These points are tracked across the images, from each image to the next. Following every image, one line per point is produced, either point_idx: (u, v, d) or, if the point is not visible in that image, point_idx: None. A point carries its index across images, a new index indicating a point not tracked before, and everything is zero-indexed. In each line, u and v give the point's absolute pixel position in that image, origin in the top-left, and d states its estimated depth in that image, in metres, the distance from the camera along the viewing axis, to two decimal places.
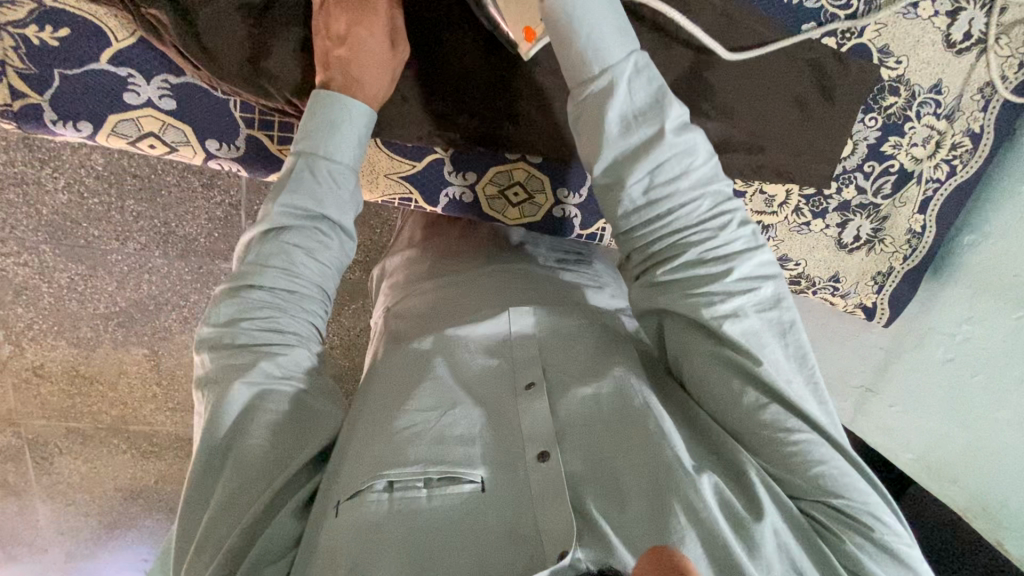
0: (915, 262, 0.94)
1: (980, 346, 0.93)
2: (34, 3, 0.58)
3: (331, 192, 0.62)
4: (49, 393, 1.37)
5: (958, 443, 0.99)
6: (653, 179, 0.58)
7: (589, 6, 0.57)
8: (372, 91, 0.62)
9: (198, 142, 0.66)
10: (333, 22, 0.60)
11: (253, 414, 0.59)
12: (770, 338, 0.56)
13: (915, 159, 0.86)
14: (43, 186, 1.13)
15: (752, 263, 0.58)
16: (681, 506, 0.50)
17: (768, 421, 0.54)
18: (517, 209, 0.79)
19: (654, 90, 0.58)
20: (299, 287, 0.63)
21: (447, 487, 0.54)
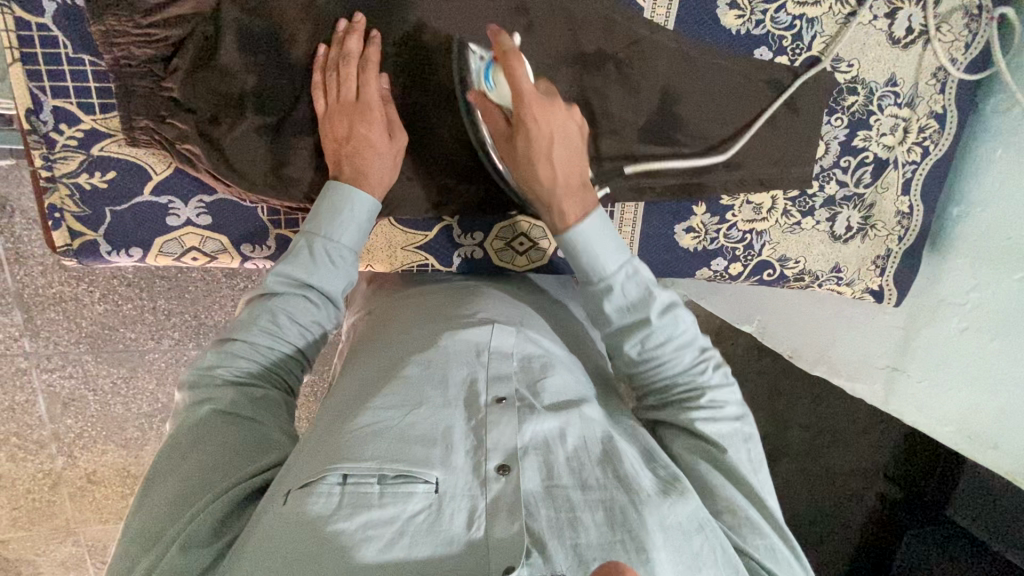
0: (909, 242, 0.99)
1: (992, 309, 0.96)
2: (84, 153, 0.67)
3: (319, 264, 0.69)
4: (105, 497, 1.42)
5: (991, 408, 0.98)
6: (644, 345, 0.70)
7: (593, 236, 0.69)
8: (378, 179, 0.70)
9: (235, 248, 0.74)
10: (335, 126, 0.67)
11: (226, 430, 0.62)
12: (736, 442, 0.67)
13: (887, 147, 0.92)
14: (81, 301, 1.22)
15: (722, 391, 0.69)
16: (633, 547, 0.53)
17: (725, 498, 0.62)
18: (524, 257, 0.85)
19: (644, 289, 0.69)
20: (276, 343, 0.68)
21: (401, 486, 0.54)
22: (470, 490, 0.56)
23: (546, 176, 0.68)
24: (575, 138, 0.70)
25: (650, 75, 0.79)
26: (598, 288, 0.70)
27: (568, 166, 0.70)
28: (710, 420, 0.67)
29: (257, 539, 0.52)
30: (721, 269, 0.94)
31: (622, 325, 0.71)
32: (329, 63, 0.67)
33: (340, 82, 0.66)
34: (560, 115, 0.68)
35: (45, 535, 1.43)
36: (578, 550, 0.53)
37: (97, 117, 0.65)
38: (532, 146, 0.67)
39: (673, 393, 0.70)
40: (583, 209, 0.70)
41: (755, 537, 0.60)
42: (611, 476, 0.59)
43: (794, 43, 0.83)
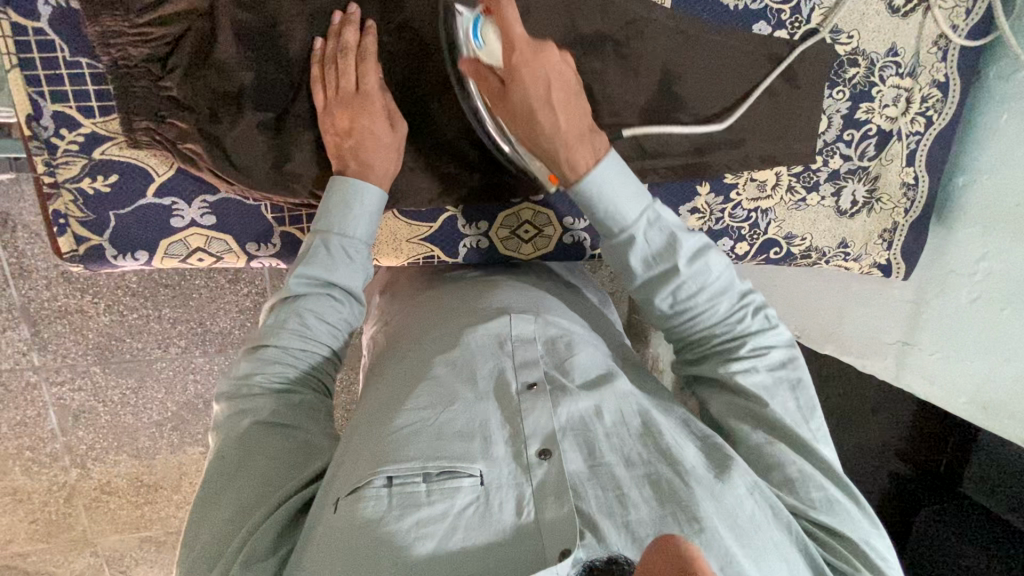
0: (916, 214, 0.98)
1: (1004, 279, 0.94)
2: (86, 157, 0.66)
3: (342, 262, 0.69)
4: (120, 507, 1.42)
5: (1005, 379, 0.95)
6: (676, 296, 0.71)
7: (606, 177, 0.69)
8: (384, 171, 0.69)
9: (240, 247, 0.74)
10: (337, 119, 0.67)
11: (268, 438, 0.62)
12: (782, 390, 0.67)
13: (890, 119, 0.91)
14: (87, 312, 1.22)
15: (764, 341, 0.70)
16: (684, 517, 0.54)
17: (776, 458, 0.63)
18: (530, 244, 0.85)
19: (667, 236, 0.70)
20: (308, 348, 0.68)
21: (446, 481, 0.55)
22: (515, 479, 0.57)
23: (550, 132, 0.68)
24: (569, 79, 0.69)
25: (649, 54, 0.79)
26: (620, 241, 0.70)
27: (569, 113, 0.69)
28: (750, 368, 0.68)
29: (317, 541, 0.53)
30: (728, 249, 0.94)
31: (649, 279, 0.71)
32: (326, 56, 0.66)
33: (340, 74, 0.66)
34: (551, 63, 0.67)
35: (63, 547, 1.44)
36: (631, 527, 0.54)
37: (97, 121, 0.65)
38: (529, 95, 0.67)
39: (712, 342, 0.72)
40: (594, 156, 0.70)
41: (812, 491, 0.61)
42: (651, 450, 0.60)
43: (793, 16, 0.82)
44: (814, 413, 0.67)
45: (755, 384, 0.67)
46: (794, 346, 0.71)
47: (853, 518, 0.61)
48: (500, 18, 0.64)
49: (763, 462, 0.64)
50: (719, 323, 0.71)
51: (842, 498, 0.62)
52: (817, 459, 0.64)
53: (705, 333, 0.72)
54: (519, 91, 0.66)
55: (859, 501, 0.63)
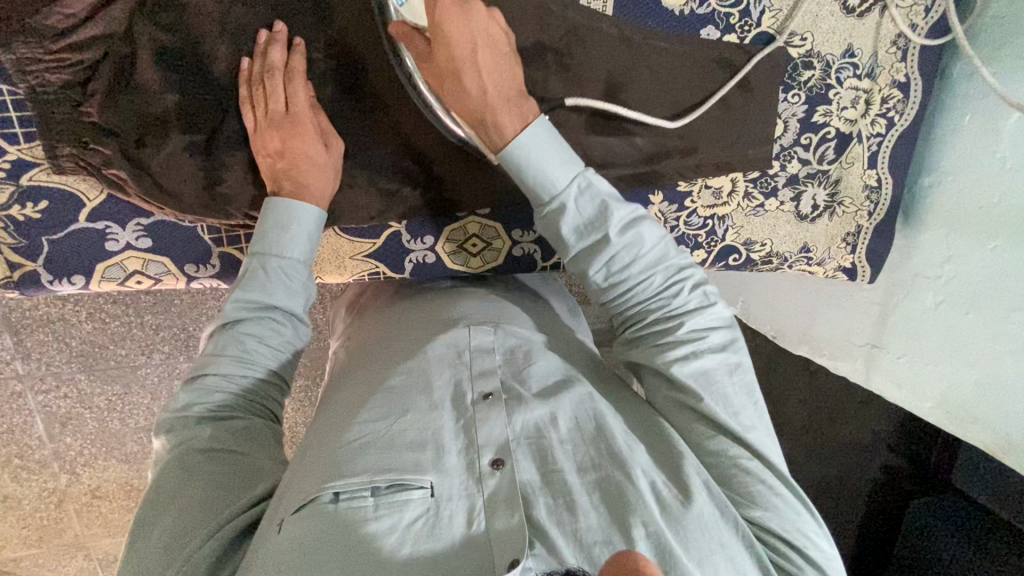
0: (881, 216, 0.96)
1: (967, 281, 0.92)
2: (14, 185, 0.66)
3: (280, 283, 0.68)
4: (111, 511, 1.44)
5: (969, 383, 0.94)
6: (609, 268, 0.67)
7: (531, 140, 0.65)
8: (320, 191, 0.68)
9: (178, 269, 0.73)
10: (268, 140, 0.65)
11: (207, 467, 0.60)
12: (720, 376, 0.63)
13: (849, 121, 0.89)
14: (68, 321, 1.23)
15: (702, 319, 0.66)
16: (631, 522, 0.53)
17: (714, 450, 0.62)
18: (478, 258, 0.84)
19: (599, 205, 0.66)
20: (249, 372, 0.67)
21: (396, 495, 0.54)
22: (466, 488, 0.55)
23: (474, 90, 0.64)
24: (500, 41, 0.65)
25: (590, 65, 0.77)
26: (551, 210, 0.67)
27: (498, 75, 0.65)
28: (682, 351, 0.64)
29: (261, 554, 0.52)
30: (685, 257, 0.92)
31: (581, 247, 0.67)
32: (252, 76, 0.65)
33: (268, 95, 0.64)
34: (476, 13, 0.63)
35: (57, 550, 1.45)
36: (580, 534, 0.53)
37: (21, 147, 0.64)
38: (452, 48, 0.62)
39: (647, 321, 0.68)
40: (523, 121, 0.66)
41: (750, 485, 0.59)
42: (604, 452, 0.59)
43: (742, 19, 0.80)
44: (750, 394, 0.64)
45: (689, 372, 0.63)
46: (734, 322, 0.68)
47: (799, 517, 0.59)
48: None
49: (704, 456, 0.62)
50: (653, 301, 0.68)
51: (778, 485, 0.60)
52: (756, 450, 0.61)
53: (641, 313, 0.68)
54: (443, 47, 0.62)
55: (799, 492, 0.61)
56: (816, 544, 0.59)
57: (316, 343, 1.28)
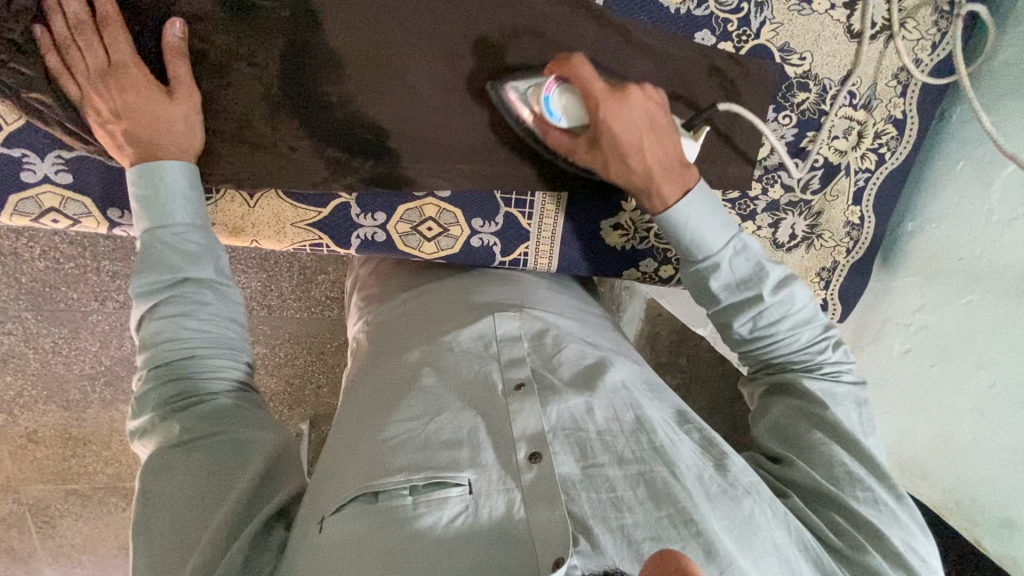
0: (858, 255, 0.93)
1: (936, 334, 0.89)
2: None
3: (182, 252, 0.63)
4: (45, 457, 1.36)
5: (925, 437, 0.91)
6: (758, 322, 0.71)
7: (696, 207, 0.69)
8: (176, 148, 0.63)
9: (100, 211, 0.68)
10: (95, 98, 0.60)
11: (183, 463, 0.59)
12: (847, 403, 0.71)
13: (839, 152, 0.85)
14: (21, 257, 1.17)
15: (835, 361, 0.73)
16: (681, 520, 0.53)
17: (847, 476, 0.64)
18: (432, 243, 0.79)
19: (755, 265, 0.70)
20: (204, 349, 0.63)
21: (433, 492, 0.54)
22: (505, 484, 0.55)
23: (638, 169, 0.68)
24: (660, 115, 0.68)
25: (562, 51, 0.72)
26: (703, 266, 0.70)
27: (659, 148, 0.68)
28: (822, 388, 0.70)
29: (302, 557, 0.52)
30: (651, 272, 0.87)
31: (734, 300, 0.71)
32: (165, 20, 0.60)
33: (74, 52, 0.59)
34: (638, 101, 0.66)
35: None
36: (627, 531, 0.52)
37: None
38: (620, 138, 0.66)
39: (790, 368, 0.73)
40: (683, 188, 0.70)
41: (857, 489, 0.63)
42: (646, 445, 0.59)
43: (740, 28, 0.77)
44: (870, 428, 0.71)
45: (818, 391, 0.70)
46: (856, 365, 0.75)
47: (902, 524, 0.62)
48: (578, 79, 0.65)
49: (815, 457, 0.66)
50: (796, 348, 0.72)
51: (886, 496, 0.64)
52: (875, 464, 0.65)
53: (782, 355, 0.73)
54: (607, 135, 0.66)
55: (899, 497, 0.64)
56: (915, 548, 0.62)
57: (276, 312, 1.23)
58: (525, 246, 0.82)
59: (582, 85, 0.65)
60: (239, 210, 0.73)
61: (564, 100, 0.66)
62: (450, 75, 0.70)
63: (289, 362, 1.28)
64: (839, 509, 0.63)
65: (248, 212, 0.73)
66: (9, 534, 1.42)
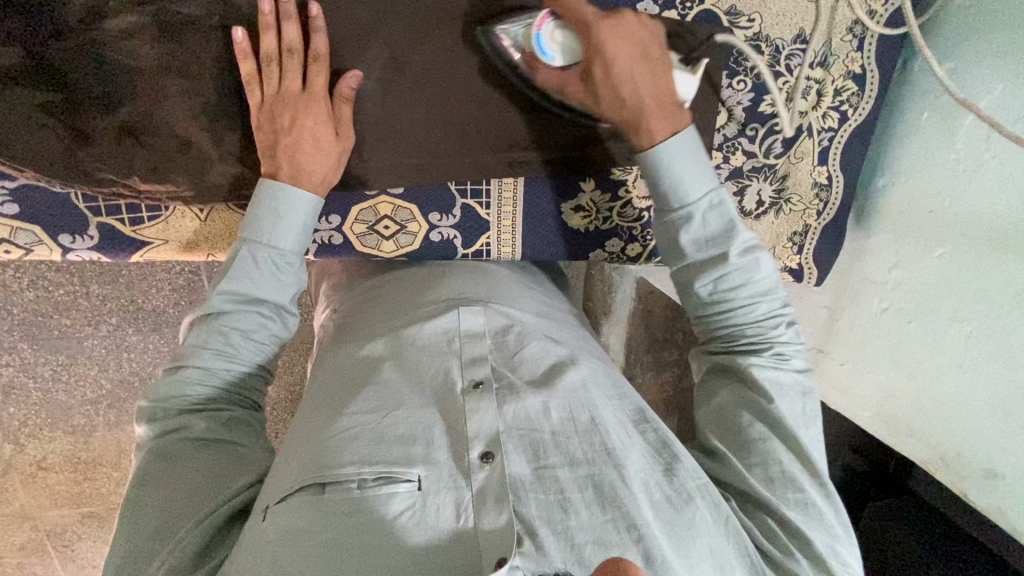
0: (830, 216, 0.91)
1: (911, 288, 0.87)
2: None
3: (271, 274, 0.68)
4: (57, 483, 1.38)
5: (908, 396, 0.90)
6: (716, 285, 0.69)
7: (682, 157, 0.67)
8: (320, 177, 0.67)
9: (51, 239, 0.70)
10: (273, 119, 0.64)
11: (196, 458, 0.63)
12: (793, 393, 0.68)
13: (799, 113, 0.83)
14: (9, 288, 1.17)
15: (787, 349, 0.70)
16: (624, 524, 0.55)
17: (779, 476, 0.64)
18: (391, 242, 0.80)
19: (726, 222, 0.69)
20: (236, 365, 0.68)
21: (382, 487, 0.55)
22: (455, 482, 0.56)
23: (629, 99, 0.66)
24: (654, 49, 0.67)
25: (512, 40, 0.70)
26: (678, 216, 0.69)
27: (653, 83, 0.67)
28: (770, 371, 0.68)
29: (248, 544, 0.55)
30: (618, 251, 0.87)
31: (695, 259, 0.69)
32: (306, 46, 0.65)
33: (282, 74, 0.63)
34: (631, 27, 0.66)
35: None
36: (570, 533, 0.55)
37: None
38: (611, 66, 0.65)
39: (739, 342, 0.71)
40: (672, 129, 0.68)
41: (789, 490, 0.63)
42: (598, 446, 0.60)
43: None
44: (815, 419, 0.68)
45: (768, 379, 0.67)
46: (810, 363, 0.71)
47: (835, 529, 0.63)
48: (571, 9, 0.65)
49: (750, 451, 0.65)
50: (749, 320, 0.70)
51: (817, 497, 0.63)
52: (813, 469, 0.64)
53: (734, 332, 0.71)
54: (601, 67, 0.65)
55: (839, 507, 0.64)
56: (840, 554, 0.62)
57: None
58: (486, 236, 0.82)
59: (572, 18, 0.65)
60: (190, 224, 0.73)
61: (556, 33, 0.65)
62: (399, 76, 0.69)
63: (288, 371, 1.29)
64: (766, 509, 0.63)
65: (201, 226, 0.73)
66: (31, 558, 1.45)
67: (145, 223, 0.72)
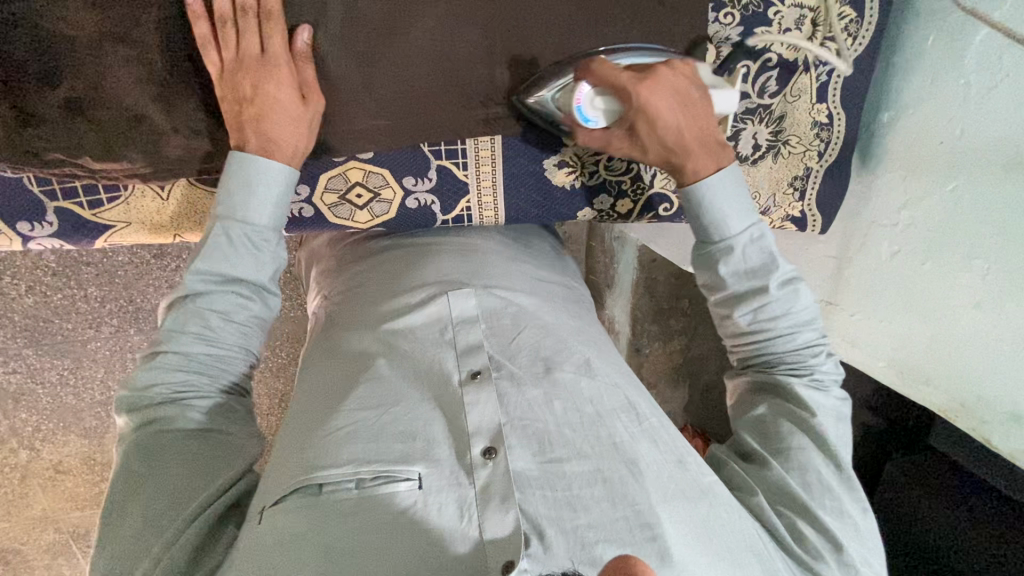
0: (832, 158, 0.85)
1: (926, 229, 0.82)
2: None
3: (249, 253, 0.65)
4: (76, 485, 1.38)
5: (923, 343, 0.86)
6: (758, 315, 0.70)
7: (722, 195, 0.68)
8: (292, 145, 0.64)
9: (11, 228, 0.69)
10: (234, 85, 0.60)
11: (179, 450, 0.61)
12: (832, 413, 0.69)
13: (793, 46, 0.77)
14: (8, 296, 1.16)
15: (823, 376, 0.71)
16: (637, 522, 0.53)
17: (815, 480, 0.65)
18: (365, 211, 0.77)
19: (767, 256, 0.69)
20: (216, 349, 0.66)
21: (381, 487, 0.54)
22: (457, 480, 0.55)
23: (674, 146, 0.67)
24: (693, 95, 0.66)
25: None
26: (718, 248, 0.70)
27: (697, 128, 0.67)
28: (810, 391, 0.69)
29: (246, 547, 0.53)
30: (607, 209, 0.83)
31: (739, 290, 0.70)
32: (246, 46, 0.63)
33: (239, 36, 0.59)
34: (666, 79, 0.64)
35: (23, 527, 1.40)
36: (580, 533, 0.52)
37: None
38: (656, 127, 0.65)
39: (778, 367, 0.72)
40: (716, 164, 0.69)
41: (825, 498, 0.64)
42: (606, 441, 0.59)
43: None
44: (850, 437, 0.70)
45: (808, 397, 0.68)
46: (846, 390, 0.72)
47: (864, 536, 0.64)
48: (608, 74, 0.64)
49: (788, 457, 0.66)
50: (790, 351, 0.71)
51: (850, 507, 0.65)
52: (846, 479, 0.66)
53: (774, 359, 0.72)
54: (646, 126, 0.65)
55: (869, 516, 0.66)
56: (864, 560, 0.63)
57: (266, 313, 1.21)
58: (466, 199, 0.79)
59: (609, 84, 0.64)
60: (153, 204, 0.70)
61: (596, 100, 0.65)
62: (382, 43, 0.65)
63: (293, 361, 1.27)
64: (806, 515, 0.63)
65: (164, 206, 0.71)
66: (58, 560, 1.47)
67: (105, 206, 0.69)
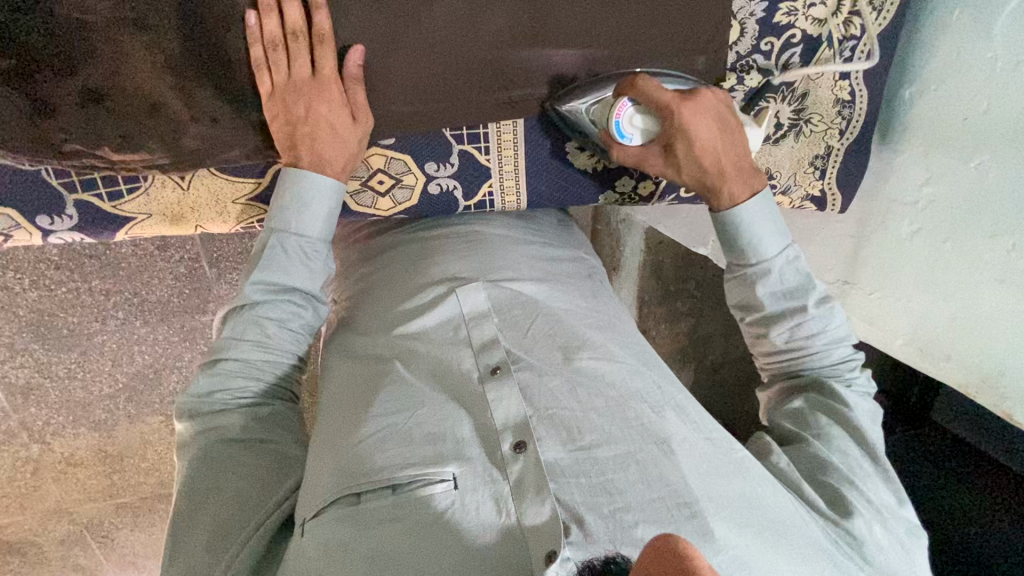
0: (854, 135, 0.84)
1: (947, 206, 0.82)
2: None
3: (301, 264, 0.68)
4: (88, 477, 1.38)
5: (942, 319, 0.86)
6: (793, 333, 0.73)
7: (753, 219, 0.70)
8: (340, 162, 0.66)
9: (30, 221, 0.68)
10: (285, 103, 0.62)
11: (240, 458, 0.63)
12: (866, 412, 0.72)
13: (818, 21, 0.76)
14: (12, 290, 1.14)
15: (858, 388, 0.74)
16: (673, 502, 0.53)
17: (841, 453, 0.68)
18: (387, 198, 0.77)
19: (802, 277, 0.72)
20: (273, 357, 0.68)
21: (419, 490, 0.54)
22: (490, 476, 0.55)
23: (711, 169, 0.69)
24: (730, 118, 0.68)
25: None
26: (754, 271, 0.72)
27: (733, 149, 0.69)
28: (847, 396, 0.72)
29: (294, 557, 0.55)
30: (629, 191, 0.82)
31: (776, 310, 0.73)
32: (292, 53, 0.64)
33: (291, 59, 0.61)
34: (707, 102, 0.66)
35: (37, 519, 1.41)
36: (618, 516, 0.52)
37: None
38: (690, 145, 0.66)
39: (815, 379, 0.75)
40: (750, 190, 0.71)
41: (851, 468, 0.67)
42: (635, 425, 0.59)
43: None
44: (876, 416, 0.73)
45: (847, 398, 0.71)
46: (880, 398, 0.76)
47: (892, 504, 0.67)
48: (645, 91, 0.65)
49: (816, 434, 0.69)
50: (825, 365, 0.74)
51: (875, 477, 0.67)
52: (871, 451, 0.68)
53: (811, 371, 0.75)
54: (684, 145, 0.66)
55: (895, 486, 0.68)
56: (895, 527, 0.65)
57: None
58: (489, 185, 0.78)
59: (648, 101, 0.65)
60: (173, 195, 0.69)
61: (636, 117, 0.67)
62: (406, 28, 0.64)
63: None
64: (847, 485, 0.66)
65: (185, 197, 0.70)
66: (73, 551, 1.48)
67: (125, 197, 0.68)
